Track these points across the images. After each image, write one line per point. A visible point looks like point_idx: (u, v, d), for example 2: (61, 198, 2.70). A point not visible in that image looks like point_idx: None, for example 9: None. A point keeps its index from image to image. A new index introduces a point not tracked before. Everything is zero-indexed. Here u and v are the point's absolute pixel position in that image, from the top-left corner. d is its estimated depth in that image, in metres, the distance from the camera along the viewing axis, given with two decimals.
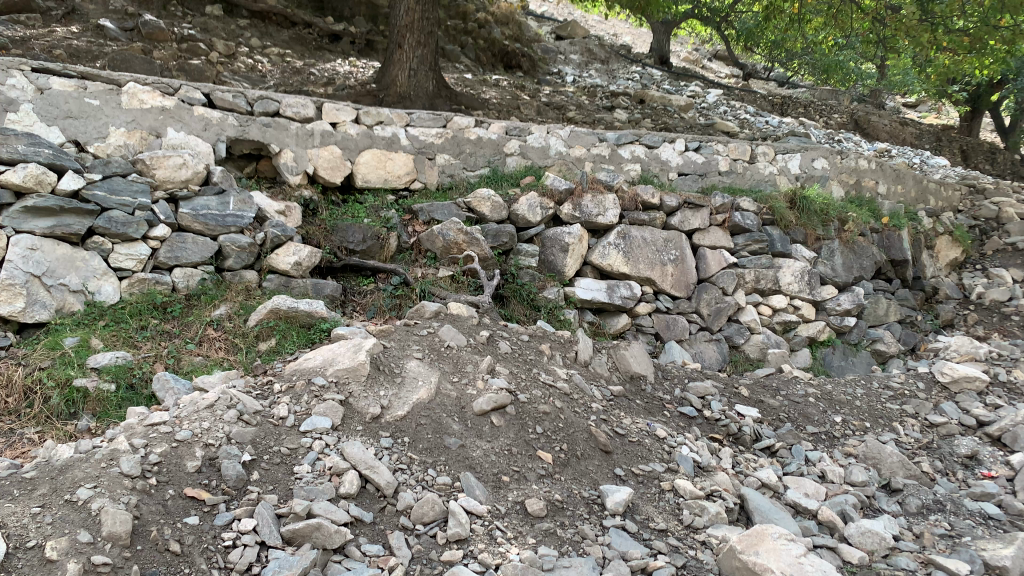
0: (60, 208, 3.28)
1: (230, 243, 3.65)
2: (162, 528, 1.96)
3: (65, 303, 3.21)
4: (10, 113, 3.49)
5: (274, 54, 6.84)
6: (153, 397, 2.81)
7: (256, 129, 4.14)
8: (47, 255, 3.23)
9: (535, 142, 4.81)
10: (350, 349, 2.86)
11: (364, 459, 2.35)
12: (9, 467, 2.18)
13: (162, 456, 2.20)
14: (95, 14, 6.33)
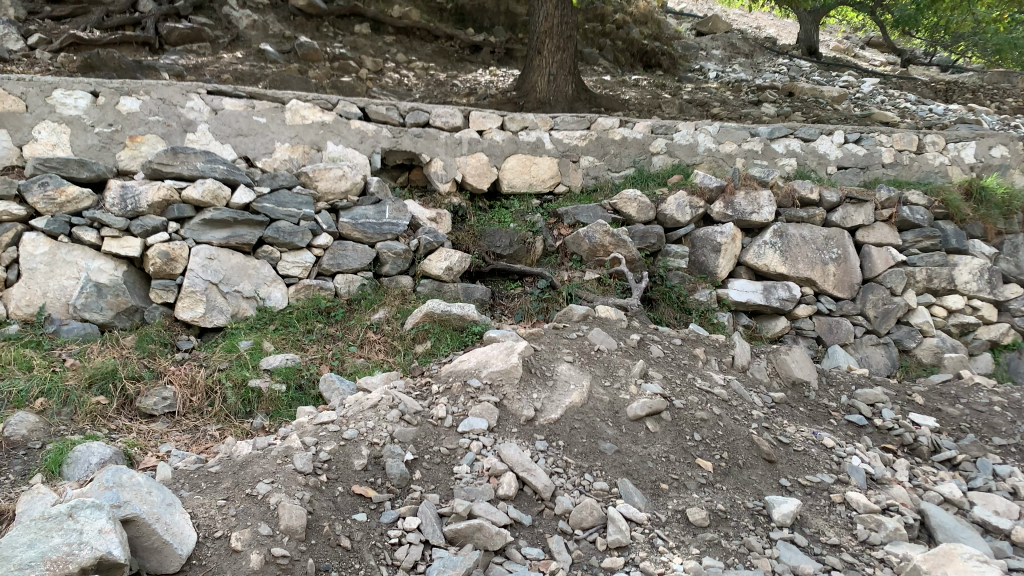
0: (234, 220, 3.50)
1: (387, 250, 3.76)
2: (334, 524, 2.04)
3: (239, 309, 3.45)
4: (189, 133, 3.85)
5: (419, 68, 7.06)
6: (320, 397, 2.95)
7: (408, 140, 4.27)
8: (224, 264, 3.47)
9: (682, 140, 4.67)
10: (502, 351, 2.87)
11: (521, 461, 2.35)
12: (196, 461, 2.34)
13: (331, 454, 2.29)
14: (256, 40, 6.76)
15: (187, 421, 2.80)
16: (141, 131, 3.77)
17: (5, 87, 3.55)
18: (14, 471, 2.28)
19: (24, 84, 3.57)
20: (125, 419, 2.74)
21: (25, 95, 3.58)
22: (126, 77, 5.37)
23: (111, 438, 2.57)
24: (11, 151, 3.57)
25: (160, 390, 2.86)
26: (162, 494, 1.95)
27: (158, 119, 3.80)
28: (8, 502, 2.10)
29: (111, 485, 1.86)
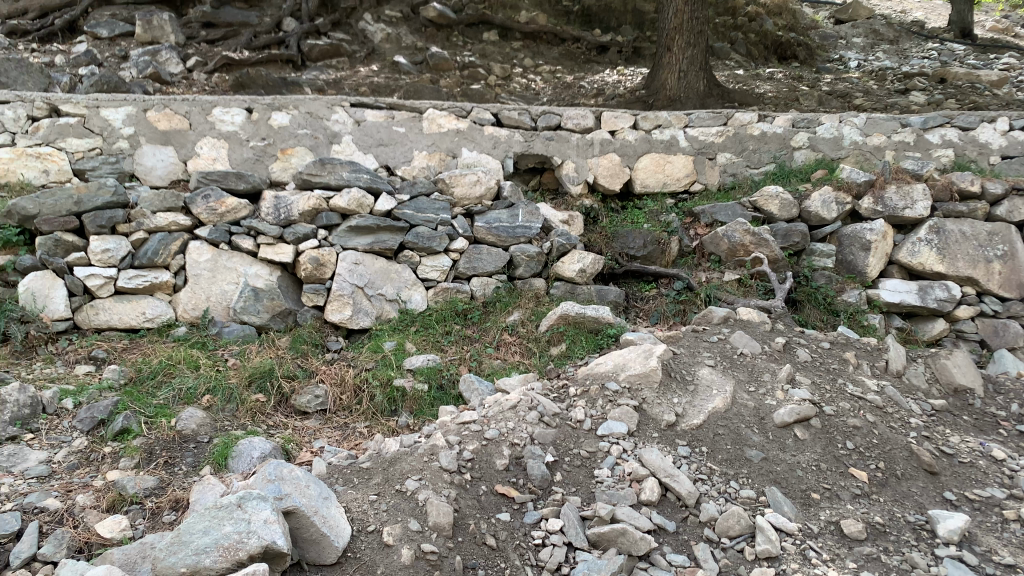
0: (377, 226, 3.63)
1: (520, 253, 3.77)
2: (479, 522, 2.08)
3: (383, 311, 3.59)
4: (334, 144, 4.06)
5: (546, 71, 7.09)
6: (460, 398, 3.02)
7: (540, 144, 4.29)
8: (368, 268, 3.62)
9: (826, 133, 4.46)
10: (640, 354, 2.81)
11: (663, 466, 2.30)
12: (346, 457, 2.44)
13: (474, 453, 2.33)
14: (390, 52, 7.02)
15: (338, 419, 2.93)
16: (291, 144, 4.02)
17: (171, 107, 3.92)
18: (186, 463, 2.46)
19: (188, 104, 3.92)
20: (281, 416, 2.90)
21: (188, 115, 3.93)
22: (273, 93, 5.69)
23: (269, 434, 2.72)
24: (177, 166, 3.91)
25: (313, 389, 3.01)
26: (319, 488, 2.05)
27: (306, 132, 4.03)
28: (183, 491, 2.27)
29: (273, 478, 1.98)
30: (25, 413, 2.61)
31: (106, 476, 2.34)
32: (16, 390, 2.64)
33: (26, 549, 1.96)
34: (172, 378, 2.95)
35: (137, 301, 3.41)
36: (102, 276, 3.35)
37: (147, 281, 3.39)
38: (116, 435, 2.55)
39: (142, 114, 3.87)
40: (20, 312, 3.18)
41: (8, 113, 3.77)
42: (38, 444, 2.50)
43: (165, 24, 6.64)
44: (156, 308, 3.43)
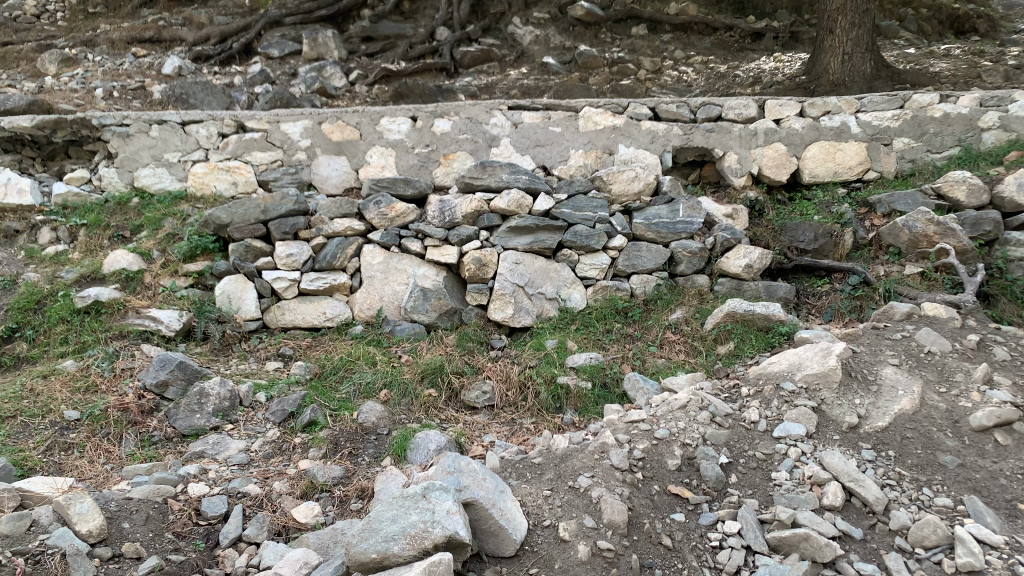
0: (536, 226, 3.67)
1: (682, 249, 3.69)
2: (654, 522, 2.06)
3: (543, 309, 3.63)
4: (493, 148, 4.17)
5: (698, 62, 6.89)
6: (625, 396, 3.00)
7: (700, 136, 4.17)
8: (529, 267, 3.67)
9: (1020, 111, 4.07)
10: (817, 353, 2.69)
11: (847, 470, 2.19)
12: (518, 452, 2.50)
13: (645, 452, 2.31)
14: (539, 54, 7.09)
15: (505, 415, 2.98)
16: (453, 149, 4.17)
17: (344, 118, 4.22)
18: (368, 453, 2.60)
19: (358, 115, 4.21)
20: (453, 410, 3.00)
21: (359, 125, 4.22)
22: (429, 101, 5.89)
23: (443, 427, 2.82)
24: (349, 175, 4.19)
25: (480, 385, 3.09)
26: (495, 481, 2.11)
27: (467, 137, 4.17)
28: (367, 480, 2.41)
29: (453, 470, 2.05)
30: (225, 405, 2.85)
31: (298, 464, 2.52)
32: (217, 384, 2.88)
33: (234, 529, 2.14)
34: (352, 374, 3.12)
35: (318, 301, 3.64)
36: (287, 278, 3.58)
37: (327, 282, 3.61)
38: (305, 427, 2.75)
39: (317, 127, 4.21)
40: (217, 312, 3.47)
41: (203, 131, 4.23)
42: (237, 434, 2.73)
43: (329, 41, 7.04)
44: (335, 308, 3.64)
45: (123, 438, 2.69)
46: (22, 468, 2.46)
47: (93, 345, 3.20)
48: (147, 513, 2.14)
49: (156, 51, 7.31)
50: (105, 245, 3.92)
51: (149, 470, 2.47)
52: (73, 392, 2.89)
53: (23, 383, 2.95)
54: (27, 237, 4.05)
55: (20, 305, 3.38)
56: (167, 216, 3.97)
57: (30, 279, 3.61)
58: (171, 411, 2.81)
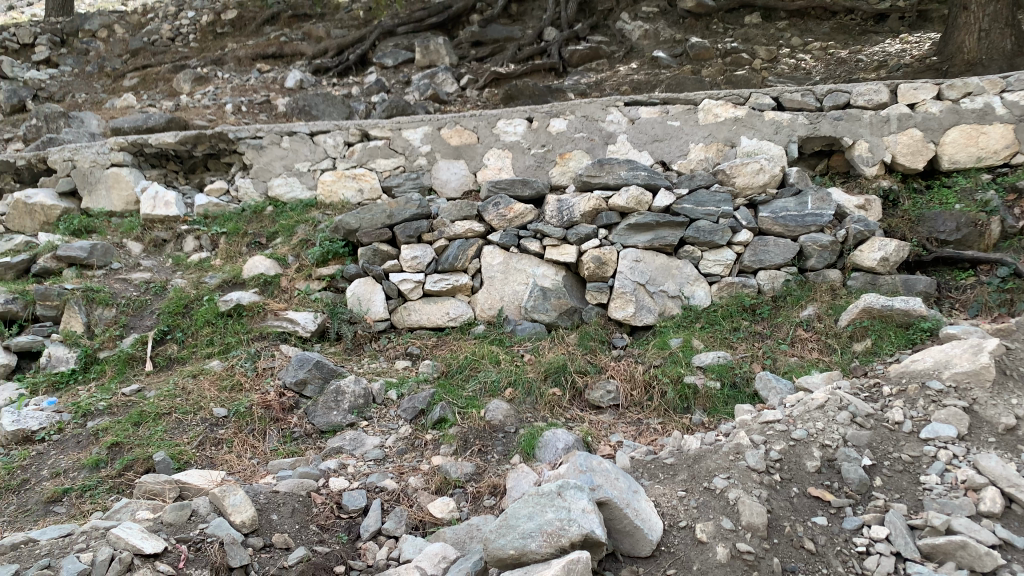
0: (656, 223, 3.61)
1: (811, 243, 3.54)
2: (795, 525, 1.99)
3: (665, 308, 3.56)
4: (610, 145, 4.15)
5: (817, 49, 6.58)
6: (756, 396, 2.91)
7: (827, 124, 4.00)
8: (649, 265, 3.61)
9: None
10: (967, 350, 2.51)
11: (1007, 475, 2.02)
12: (647, 452, 2.48)
13: (782, 454, 2.24)
14: (649, 49, 6.98)
15: (631, 415, 2.95)
16: (569, 149, 4.17)
17: (462, 123, 4.32)
18: (498, 451, 2.65)
19: (475, 119, 4.30)
20: (578, 409, 3.00)
21: (476, 129, 4.30)
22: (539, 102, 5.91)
23: (569, 426, 2.83)
24: (468, 178, 4.27)
25: (605, 384, 3.07)
26: (627, 481, 2.10)
27: (583, 135, 4.17)
28: (499, 477, 2.44)
29: (585, 469, 2.05)
30: (360, 402, 2.97)
31: (431, 461, 2.58)
32: (352, 382, 3.01)
33: (373, 523, 2.22)
34: (477, 373, 3.17)
35: (443, 302, 3.70)
36: (413, 280, 3.68)
37: (450, 283, 3.68)
38: (435, 424, 2.80)
39: (437, 132, 4.33)
40: (348, 314, 3.61)
41: (330, 141, 4.47)
42: (372, 431, 2.83)
43: (440, 48, 7.18)
44: (458, 308, 3.69)
45: (267, 434, 2.85)
46: (178, 462, 2.64)
47: (236, 347, 3.40)
48: (293, 506, 2.25)
49: (279, 66, 7.67)
50: (243, 251, 4.15)
51: (293, 464, 2.60)
52: (220, 391, 3.08)
53: (176, 382, 3.16)
54: (174, 245, 4.34)
55: (170, 310, 3.63)
56: (299, 223, 4.17)
57: (178, 285, 3.88)
58: (310, 408, 2.95)
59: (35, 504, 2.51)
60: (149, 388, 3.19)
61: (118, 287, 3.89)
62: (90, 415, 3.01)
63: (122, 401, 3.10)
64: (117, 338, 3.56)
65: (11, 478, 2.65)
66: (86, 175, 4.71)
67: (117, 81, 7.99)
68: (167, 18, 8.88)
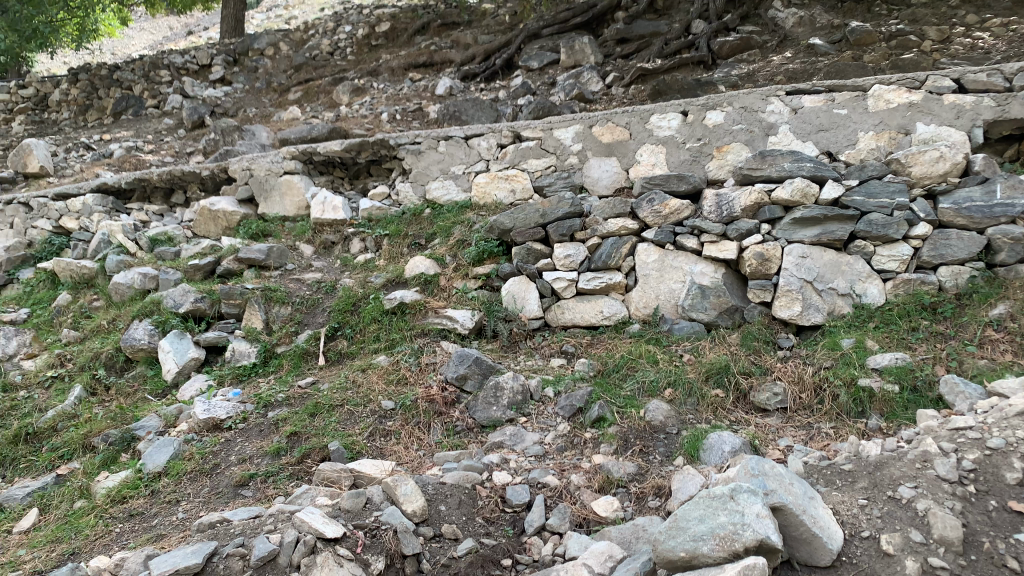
0: (824, 216, 3.44)
1: (1000, 235, 3.25)
2: (995, 542, 1.82)
3: (835, 306, 3.39)
4: (771, 136, 3.99)
5: (997, 25, 5.98)
6: (941, 401, 2.70)
7: (1019, 105, 3.60)
8: (817, 261, 3.44)
9: None
10: None
11: None
12: (822, 458, 2.37)
13: (977, 463, 2.06)
14: (804, 36, 6.62)
15: (801, 418, 2.82)
16: (727, 141, 4.05)
17: (614, 120, 4.32)
18: (660, 452, 2.60)
19: (628, 115, 4.29)
20: (742, 412, 2.90)
21: (629, 125, 4.28)
22: (688, 96, 5.76)
23: (734, 429, 2.74)
24: (620, 175, 4.22)
25: (771, 386, 2.94)
26: (803, 486, 2.00)
27: (741, 127, 4.04)
28: (663, 479, 2.40)
29: (756, 473, 1.97)
30: (519, 399, 2.99)
31: (592, 459, 2.58)
32: (510, 378, 3.04)
33: (538, 518, 2.24)
34: (635, 372, 3.13)
35: (596, 301, 3.66)
36: (566, 278, 3.67)
37: (603, 282, 3.64)
38: (594, 422, 2.79)
39: (588, 130, 4.35)
40: (504, 312, 3.66)
41: (484, 144, 4.60)
42: (531, 427, 2.86)
43: (586, 47, 7.15)
44: (612, 307, 3.63)
45: (431, 426, 2.94)
46: (351, 452, 2.78)
47: (400, 342, 3.54)
48: (460, 498, 2.31)
49: (429, 74, 7.91)
50: (404, 252, 4.31)
51: (457, 457, 2.66)
52: (387, 384, 3.21)
53: (347, 375, 3.34)
54: (341, 247, 4.60)
55: (340, 308, 3.84)
56: (456, 224, 4.28)
57: (346, 284, 4.08)
58: (470, 403, 3.03)
59: (225, 487, 2.71)
60: (322, 381, 3.38)
61: (293, 286, 4.16)
62: (271, 405, 3.24)
63: (299, 393, 3.30)
64: (292, 334, 3.80)
65: (204, 462, 2.89)
66: (263, 183, 5.07)
67: (283, 96, 8.55)
68: (326, 34, 9.33)
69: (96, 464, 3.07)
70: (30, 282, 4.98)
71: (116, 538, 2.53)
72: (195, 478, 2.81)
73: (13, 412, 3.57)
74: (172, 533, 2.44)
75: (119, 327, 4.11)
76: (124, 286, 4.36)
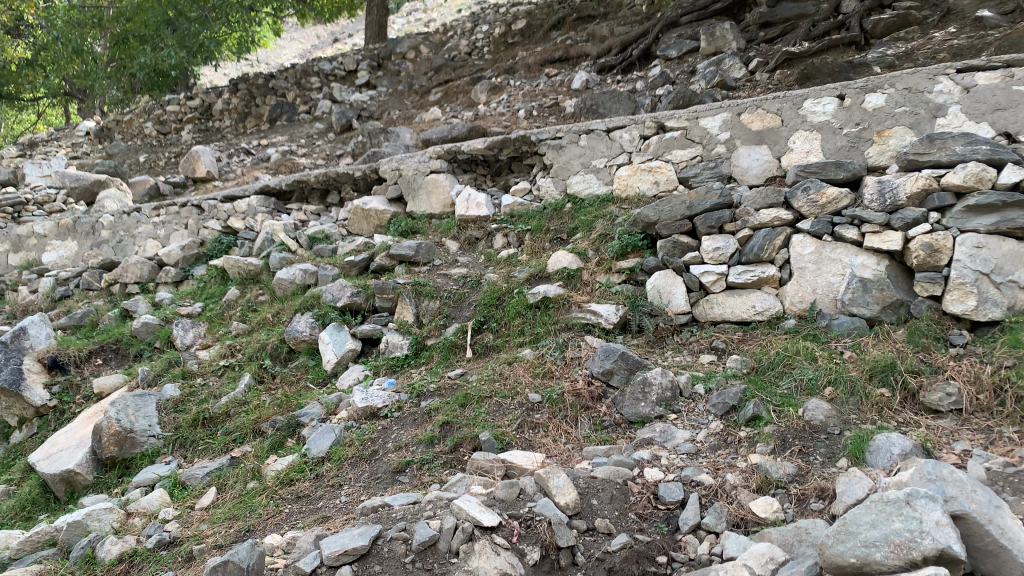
0: (1003, 203, 3.16)
1: None
2: None
3: (1017, 300, 3.08)
4: (939, 118, 3.71)
5: None
6: None
7: None
8: (994, 252, 3.15)
9: None
10: None
11: None
12: (1006, 465, 2.19)
13: None
14: (970, 9, 6.09)
15: (978, 421, 2.61)
16: (888, 125, 3.80)
17: (764, 107, 4.20)
18: (821, 453, 2.49)
19: (780, 101, 4.15)
20: (911, 413, 2.72)
21: (780, 112, 4.14)
22: (839, 79, 5.46)
23: (902, 431, 2.58)
24: (771, 163, 4.06)
25: (944, 386, 2.75)
26: (987, 495, 1.85)
27: (905, 109, 3.79)
28: (826, 481, 2.29)
29: (934, 477, 1.85)
30: (668, 395, 2.95)
31: (748, 458, 2.50)
32: (659, 373, 2.99)
33: (693, 517, 2.19)
34: (792, 370, 3.01)
35: (747, 295, 3.52)
36: (715, 272, 3.56)
37: (755, 275, 3.51)
38: (749, 421, 2.71)
39: (737, 118, 4.24)
40: (649, 306, 3.60)
41: (627, 136, 4.57)
42: (682, 424, 2.80)
43: (727, 33, 6.91)
44: (765, 301, 3.49)
45: (578, 420, 2.96)
46: (502, 443, 2.83)
47: (545, 336, 3.57)
48: (611, 493, 2.30)
49: (565, 69, 7.92)
50: (547, 246, 4.33)
51: (607, 452, 2.65)
52: (534, 377, 3.25)
53: (495, 367, 3.40)
54: (484, 242, 4.68)
55: (486, 302, 3.92)
56: (598, 218, 4.26)
57: (491, 279, 4.15)
58: (618, 398, 3.01)
59: (383, 472, 2.84)
60: (470, 373, 3.47)
61: (441, 281, 4.28)
62: (423, 395, 3.35)
63: (449, 384, 3.40)
64: (441, 327, 3.91)
65: (363, 449, 3.03)
66: (411, 182, 5.26)
67: (424, 97, 8.82)
68: (465, 34, 9.53)
69: (266, 448, 3.28)
70: (204, 278, 5.40)
71: (286, 518, 2.70)
72: (356, 463, 2.95)
73: (191, 398, 3.88)
74: (336, 515, 2.58)
75: (283, 320, 4.37)
76: (287, 281, 4.64)
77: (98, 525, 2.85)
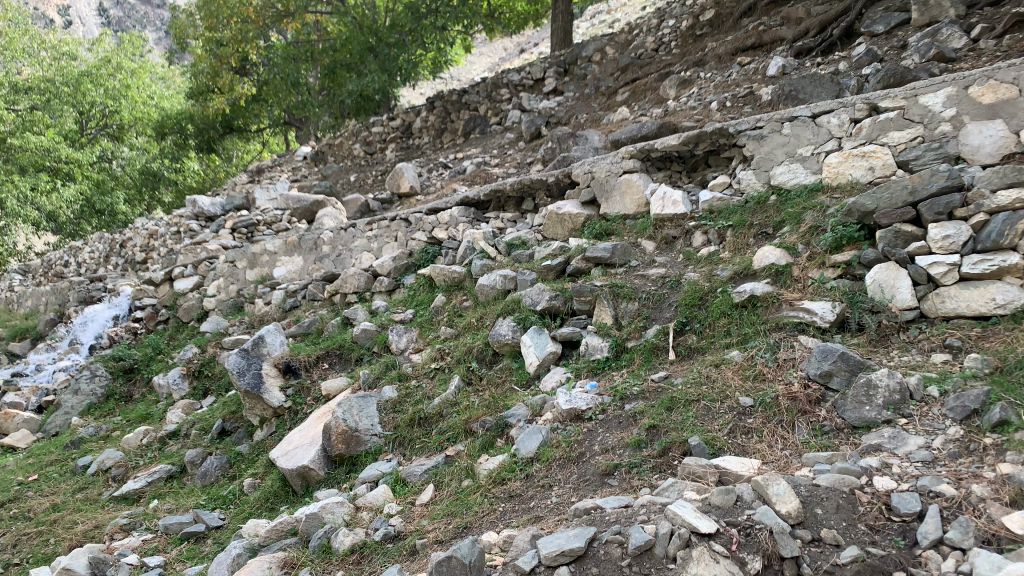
0: None
1: None
2: None
3: None
4: None
5: None
6: None
7: None
8: None
9: None
10: None
11: None
12: None
13: None
14: None
15: None
16: None
17: (997, 77, 3.78)
18: None
19: (1016, 69, 3.71)
20: None
21: (1017, 81, 3.70)
22: None
23: None
24: (1008, 138, 3.61)
25: None
26: None
27: None
28: None
29: None
30: (897, 398, 2.71)
31: (997, 468, 2.24)
32: (886, 375, 2.78)
33: (933, 531, 2.00)
34: None
35: (985, 287, 3.13)
36: (945, 263, 3.24)
37: (993, 264, 3.11)
38: (996, 427, 2.42)
39: (963, 92, 3.87)
40: (870, 303, 3.34)
41: (835, 121, 4.33)
42: (914, 429, 2.58)
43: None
44: (1008, 293, 3.06)
45: (795, 425, 2.82)
46: (713, 447, 2.76)
47: (754, 336, 3.43)
48: (838, 502, 2.17)
49: (759, 56, 7.56)
50: (751, 242, 4.15)
51: (830, 458, 2.50)
52: (744, 379, 3.13)
53: (700, 370, 3.31)
54: (683, 241, 4.57)
55: (688, 302, 3.84)
56: (807, 210, 4.03)
57: (691, 278, 4.05)
58: (839, 402, 2.83)
59: (592, 475, 2.86)
60: (675, 375, 3.39)
61: (639, 282, 4.24)
62: (627, 398, 3.33)
63: (653, 387, 3.34)
64: (642, 329, 3.87)
65: (571, 450, 3.06)
66: (604, 184, 5.28)
67: (612, 98, 8.79)
68: (651, 31, 9.36)
69: (478, 448, 3.42)
70: (413, 286, 5.71)
71: (501, 516, 2.79)
72: (563, 465, 2.99)
73: (407, 399, 4.12)
74: (548, 516, 2.63)
75: (487, 324, 4.54)
76: (489, 287, 4.80)
77: (332, 516, 3.08)
